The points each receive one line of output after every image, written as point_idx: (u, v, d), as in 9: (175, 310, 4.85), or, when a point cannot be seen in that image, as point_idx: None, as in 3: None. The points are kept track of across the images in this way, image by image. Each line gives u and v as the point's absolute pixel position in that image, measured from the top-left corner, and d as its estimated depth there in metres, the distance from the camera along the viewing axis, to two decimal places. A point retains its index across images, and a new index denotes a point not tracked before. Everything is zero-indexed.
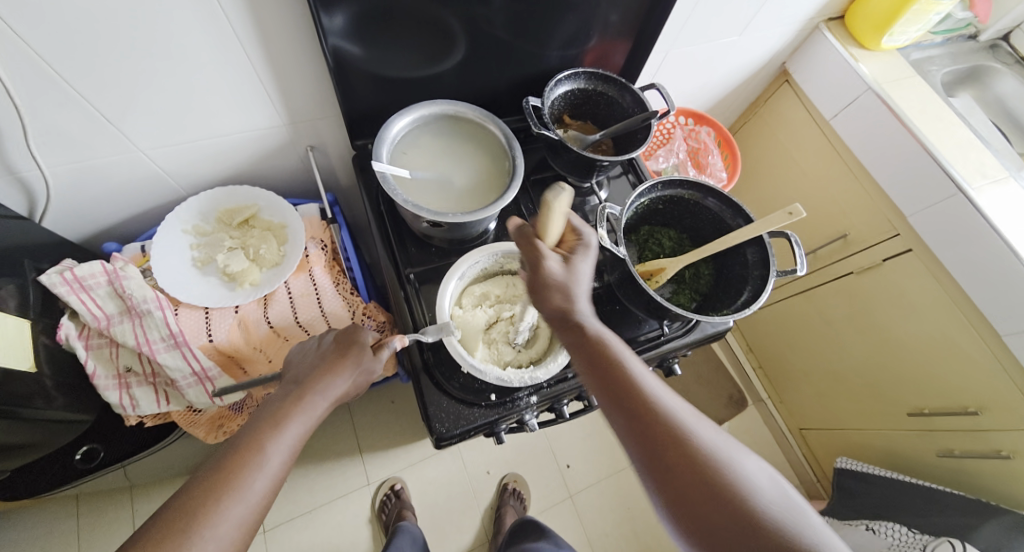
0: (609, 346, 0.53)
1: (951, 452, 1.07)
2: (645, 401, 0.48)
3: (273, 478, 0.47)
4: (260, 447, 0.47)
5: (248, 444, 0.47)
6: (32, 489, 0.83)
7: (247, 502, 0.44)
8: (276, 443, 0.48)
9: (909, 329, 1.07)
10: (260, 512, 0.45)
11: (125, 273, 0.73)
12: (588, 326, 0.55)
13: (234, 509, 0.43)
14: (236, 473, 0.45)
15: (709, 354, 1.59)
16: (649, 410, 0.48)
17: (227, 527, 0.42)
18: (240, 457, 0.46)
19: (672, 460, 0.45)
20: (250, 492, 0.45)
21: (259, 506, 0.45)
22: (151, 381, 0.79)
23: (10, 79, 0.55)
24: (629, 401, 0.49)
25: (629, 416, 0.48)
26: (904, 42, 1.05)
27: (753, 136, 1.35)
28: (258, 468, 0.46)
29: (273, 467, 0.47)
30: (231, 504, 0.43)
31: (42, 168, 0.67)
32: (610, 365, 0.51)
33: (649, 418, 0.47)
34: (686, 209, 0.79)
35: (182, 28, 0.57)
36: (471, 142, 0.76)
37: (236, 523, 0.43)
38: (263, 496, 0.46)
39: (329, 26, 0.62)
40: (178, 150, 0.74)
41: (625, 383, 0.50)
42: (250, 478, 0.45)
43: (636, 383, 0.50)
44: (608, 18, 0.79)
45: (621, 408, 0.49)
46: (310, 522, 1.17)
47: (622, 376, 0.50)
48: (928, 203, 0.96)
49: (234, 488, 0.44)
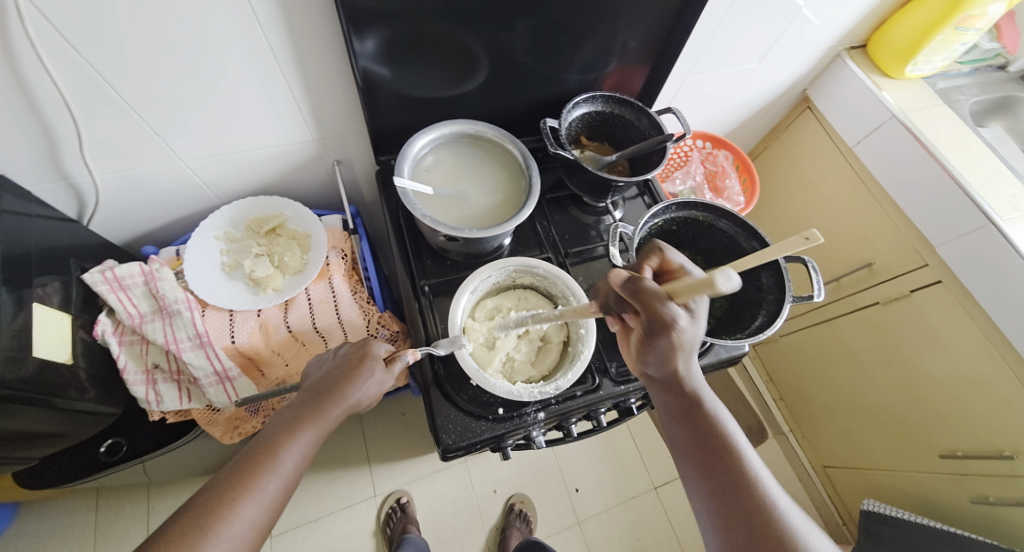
0: (706, 401, 0.55)
1: (986, 499, 1.01)
2: (732, 460, 0.52)
3: (286, 479, 0.49)
4: (273, 451, 0.49)
5: (265, 448, 0.49)
6: (58, 479, 0.87)
7: (260, 503, 0.47)
8: (289, 448, 0.50)
9: (940, 365, 1.02)
10: (273, 512, 0.48)
11: (160, 274, 0.78)
12: (691, 387, 0.54)
13: (249, 510, 0.46)
14: (250, 476, 0.47)
15: (728, 381, 1.55)
16: (736, 470, 0.51)
17: (241, 526, 0.45)
18: (255, 461, 0.48)
19: (746, 520, 0.48)
20: (263, 494, 0.47)
21: (272, 505, 0.48)
22: (176, 378, 0.82)
23: (70, 91, 0.60)
24: (717, 456, 0.52)
25: (714, 469, 0.51)
26: (929, 71, 1.04)
27: (774, 162, 1.35)
28: (271, 470, 0.48)
29: (286, 470, 0.49)
30: (246, 504, 0.46)
31: (92, 174, 0.72)
32: (700, 412, 0.54)
33: (733, 478, 0.50)
34: (701, 231, 0.80)
35: (227, 50, 0.62)
36: (490, 159, 0.79)
37: (249, 523, 0.46)
38: (276, 497, 0.48)
39: (360, 50, 0.66)
40: (216, 162, 0.79)
41: (714, 438, 0.53)
42: (265, 482, 0.48)
43: (729, 441, 0.53)
44: (626, 44, 0.81)
45: (694, 431, 0.54)
46: (316, 531, 1.18)
47: (706, 420, 0.54)
48: (957, 233, 0.93)
49: (248, 489, 0.47)
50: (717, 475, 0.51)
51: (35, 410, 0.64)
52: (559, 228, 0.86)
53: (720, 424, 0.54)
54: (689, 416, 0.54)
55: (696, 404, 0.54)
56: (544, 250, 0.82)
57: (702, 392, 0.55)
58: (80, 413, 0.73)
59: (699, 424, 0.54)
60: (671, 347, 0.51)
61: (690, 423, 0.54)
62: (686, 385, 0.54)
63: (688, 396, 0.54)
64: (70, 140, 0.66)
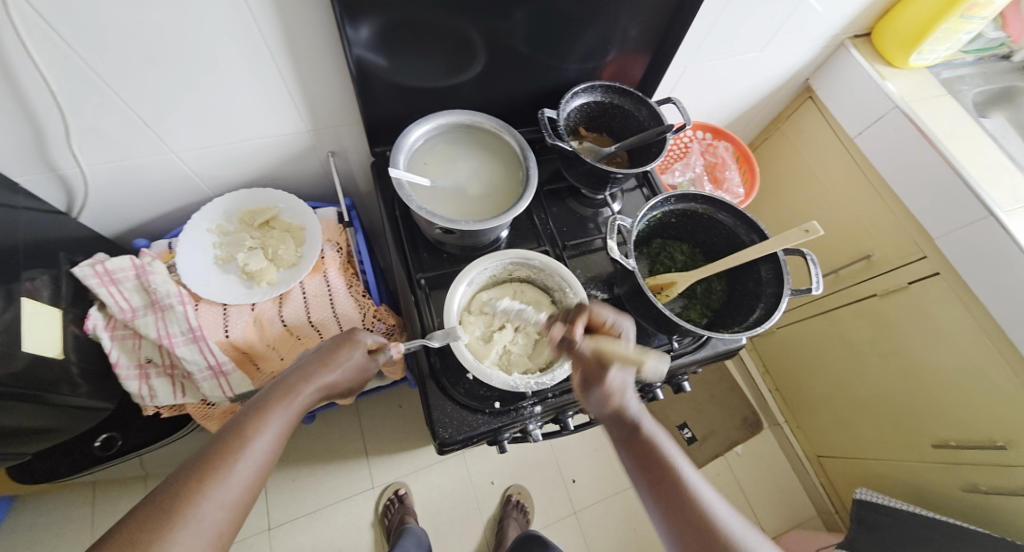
0: (646, 429, 0.54)
1: (977, 487, 1.02)
2: (676, 482, 0.51)
3: (258, 461, 0.48)
4: (243, 431, 0.48)
5: (234, 428, 0.48)
6: (52, 473, 0.87)
7: (231, 484, 0.45)
8: (259, 427, 0.49)
9: (937, 358, 1.03)
10: (245, 495, 0.46)
11: (153, 268, 0.77)
12: (630, 419, 0.54)
13: (219, 491, 0.44)
14: (220, 458, 0.46)
15: (725, 373, 1.55)
16: (682, 495, 0.50)
17: (210, 507, 0.43)
18: (225, 441, 0.47)
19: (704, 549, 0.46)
20: (233, 474, 0.46)
21: (244, 487, 0.46)
22: (169, 373, 0.81)
23: (56, 80, 0.59)
24: (661, 480, 0.51)
25: (663, 495, 0.50)
26: (933, 60, 1.03)
27: (774, 153, 1.34)
28: (241, 453, 0.47)
29: (257, 450, 0.48)
30: (215, 485, 0.44)
31: (81, 166, 0.71)
32: (647, 444, 0.53)
33: (681, 503, 0.49)
34: (700, 223, 0.79)
35: (216, 37, 0.60)
36: (486, 151, 0.78)
37: (219, 504, 0.44)
38: (248, 479, 0.46)
39: (354, 38, 0.64)
40: (208, 153, 0.78)
41: (657, 464, 0.52)
42: (235, 463, 0.46)
43: (671, 465, 0.52)
44: (627, 33, 0.80)
45: (644, 463, 0.53)
46: (314, 522, 1.19)
47: (655, 453, 0.53)
48: (957, 225, 0.93)
49: (217, 469, 0.45)
50: (666, 500, 0.50)
51: (26, 405, 0.64)
52: (557, 221, 0.85)
53: (661, 450, 0.53)
54: (637, 451, 0.53)
55: (636, 434, 0.54)
56: (541, 243, 0.81)
57: (642, 420, 0.54)
58: (72, 408, 0.73)
59: (642, 453, 0.53)
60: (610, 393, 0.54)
61: (633, 451, 0.54)
62: (626, 419, 0.54)
63: (627, 426, 0.55)
64: (57, 131, 0.65)
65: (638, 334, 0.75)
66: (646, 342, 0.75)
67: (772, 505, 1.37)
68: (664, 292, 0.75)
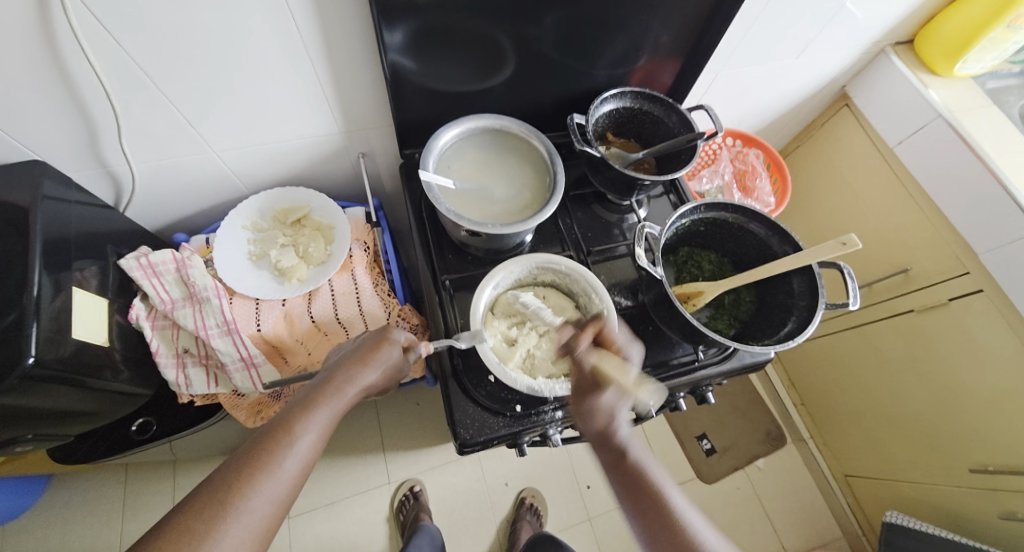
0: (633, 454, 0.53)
1: (1014, 515, 0.97)
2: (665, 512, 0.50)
3: (303, 458, 0.49)
4: (290, 428, 0.50)
5: (282, 425, 0.50)
6: (92, 453, 0.91)
7: (278, 480, 0.47)
8: (305, 425, 0.50)
9: (976, 379, 0.98)
10: (291, 490, 0.48)
11: (191, 262, 0.80)
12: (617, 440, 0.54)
13: (267, 486, 0.46)
14: (268, 452, 0.47)
15: (748, 384, 1.52)
16: (666, 523, 0.49)
17: (259, 502, 0.45)
18: (273, 437, 0.48)
19: None
20: (281, 470, 0.47)
21: (290, 483, 0.47)
22: (204, 363, 0.85)
23: (110, 81, 0.62)
24: (647, 508, 0.50)
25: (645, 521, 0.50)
26: (979, 69, 0.99)
27: (806, 161, 1.30)
28: (288, 448, 0.48)
29: (303, 447, 0.49)
30: (264, 480, 0.46)
31: (129, 163, 0.74)
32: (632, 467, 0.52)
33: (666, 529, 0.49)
34: (730, 232, 0.78)
35: (260, 42, 0.63)
36: (514, 154, 0.78)
37: (268, 499, 0.45)
38: (294, 475, 0.48)
39: (389, 42, 0.66)
40: (246, 153, 0.81)
41: (642, 486, 0.51)
42: (282, 458, 0.47)
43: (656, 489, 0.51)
44: (659, 39, 0.79)
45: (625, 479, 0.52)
46: (332, 514, 1.21)
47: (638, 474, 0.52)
48: (1002, 241, 0.89)
49: (266, 465, 0.46)
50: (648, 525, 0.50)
51: (68, 388, 0.65)
52: (582, 226, 0.85)
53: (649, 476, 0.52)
54: (619, 468, 0.53)
55: (623, 457, 0.53)
56: (566, 248, 0.81)
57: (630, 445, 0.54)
58: (111, 393, 0.75)
59: (627, 478, 0.52)
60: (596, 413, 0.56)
61: (620, 477, 0.53)
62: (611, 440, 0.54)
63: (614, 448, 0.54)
64: (108, 129, 0.68)
65: (662, 343, 0.75)
66: (670, 351, 0.74)
67: (793, 523, 1.33)
68: (690, 301, 0.75)
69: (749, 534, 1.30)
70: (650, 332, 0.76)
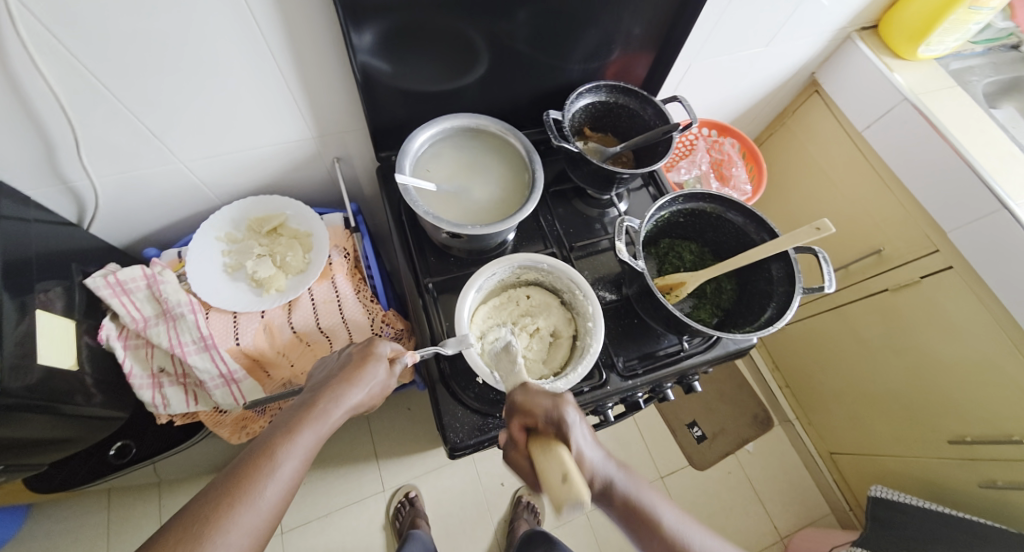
0: (640, 502, 0.54)
1: (994, 483, 1.01)
2: (663, 534, 0.52)
3: (286, 485, 0.48)
4: (271, 454, 0.48)
5: (262, 451, 0.48)
6: (70, 480, 0.88)
7: (259, 509, 0.45)
8: (287, 450, 0.49)
9: (951, 353, 1.01)
10: (272, 520, 0.46)
11: (163, 277, 0.78)
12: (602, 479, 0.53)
13: (246, 516, 0.44)
14: (247, 481, 0.46)
15: (733, 370, 1.54)
16: (654, 530, 0.52)
17: (237, 534, 0.43)
18: (253, 465, 0.47)
19: None
20: (262, 499, 0.45)
21: (271, 512, 0.46)
22: (182, 381, 0.82)
23: (62, 93, 0.59)
24: (638, 526, 0.53)
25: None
26: (941, 52, 1.02)
27: (780, 148, 1.33)
28: (269, 475, 0.47)
29: (285, 475, 0.48)
30: (244, 510, 0.44)
31: (90, 178, 0.71)
32: (623, 501, 0.54)
33: (657, 537, 0.52)
34: (709, 222, 0.78)
35: (222, 48, 0.61)
36: (493, 154, 0.78)
37: (247, 531, 0.44)
38: (275, 504, 0.46)
39: (358, 44, 0.64)
40: (215, 162, 0.78)
41: (658, 538, 0.52)
42: (262, 486, 0.46)
43: (654, 515, 0.53)
44: (630, 32, 0.79)
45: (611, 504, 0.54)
46: (326, 526, 1.19)
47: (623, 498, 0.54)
48: (969, 218, 0.92)
49: (246, 495, 0.45)
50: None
51: (44, 416, 0.64)
52: (563, 222, 0.85)
53: (658, 519, 0.53)
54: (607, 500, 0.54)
55: (632, 510, 0.53)
56: (548, 245, 0.81)
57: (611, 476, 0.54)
58: (87, 418, 0.74)
59: (657, 543, 0.52)
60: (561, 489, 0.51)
61: (611, 505, 0.55)
62: (610, 492, 0.54)
63: (617, 500, 0.54)
64: (66, 144, 0.65)
65: (647, 335, 0.75)
66: (656, 343, 0.75)
67: (784, 503, 1.36)
68: (673, 292, 0.75)
69: (742, 516, 1.32)
70: (636, 324, 0.76)
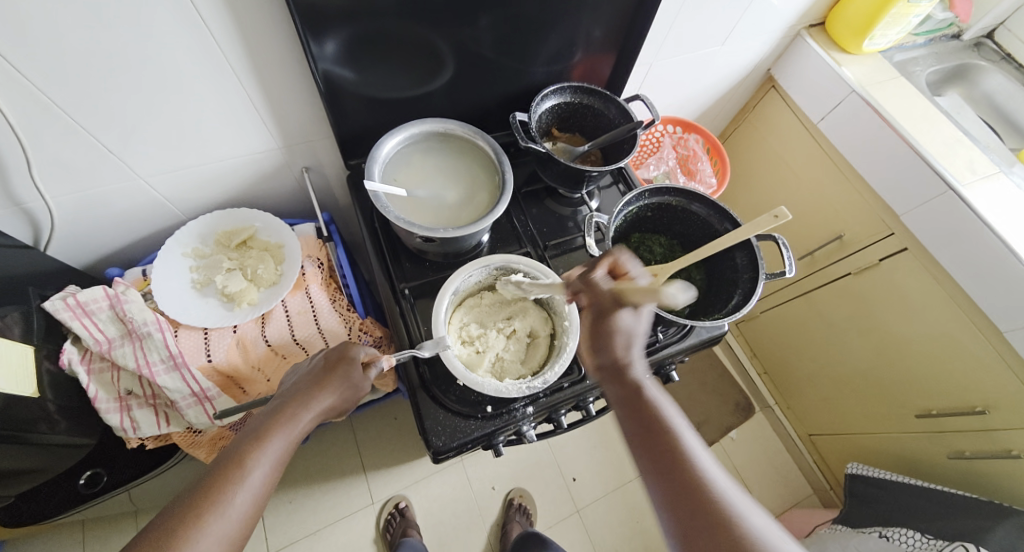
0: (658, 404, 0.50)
1: (962, 453, 1.06)
2: (680, 457, 0.46)
3: (256, 493, 0.47)
4: (241, 462, 0.47)
5: (231, 460, 0.47)
6: (36, 515, 0.84)
7: (229, 518, 0.44)
8: (257, 458, 0.48)
9: (913, 331, 1.06)
10: (243, 528, 0.45)
11: (126, 297, 0.75)
12: (634, 380, 0.52)
13: (216, 525, 0.43)
14: (216, 490, 0.45)
15: (713, 360, 1.57)
16: (674, 452, 0.47)
17: (207, 543, 0.42)
18: (222, 474, 0.46)
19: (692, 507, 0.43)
20: (231, 507, 0.45)
21: (242, 520, 0.45)
22: (151, 403, 0.80)
23: (12, 112, 0.57)
24: (660, 449, 0.47)
25: (666, 478, 0.45)
26: (885, 44, 1.07)
27: (743, 142, 1.37)
28: (239, 483, 0.46)
29: (256, 482, 0.47)
30: (212, 520, 0.43)
31: (46, 199, 0.69)
32: (648, 411, 0.50)
33: (673, 461, 0.46)
34: (675, 215, 0.81)
35: (178, 60, 0.60)
36: (462, 157, 0.78)
37: (216, 539, 0.43)
38: (246, 511, 0.46)
39: (319, 53, 0.64)
40: (177, 177, 0.77)
41: (663, 442, 0.47)
42: (232, 494, 0.45)
43: (676, 438, 0.48)
44: (591, 35, 0.81)
45: (633, 413, 0.50)
46: (315, 543, 1.17)
47: (649, 408, 0.50)
48: (920, 200, 0.97)
49: (215, 504, 0.44)
50: (660, 469, 0.46)
51: (8, 446, 0.64)
52: (537, 222, 0.86)
53: (680, 441, 0.47)
54: (631, 405, 0.51)
55: (650, 416, 0.49)
56: (523, 245, 0.82)
57: (645, 384, 0.52)
58: (54, 447, 0.72)
59: (672, 466, 0.46)
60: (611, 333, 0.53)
61: (631, 414, 0.51)
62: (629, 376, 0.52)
63: (630, 386, 0.52)
64: (18, 164, 0.63)
65: None
66: None
67: (769, 486, 1.39)
68: None
69: None
70: None
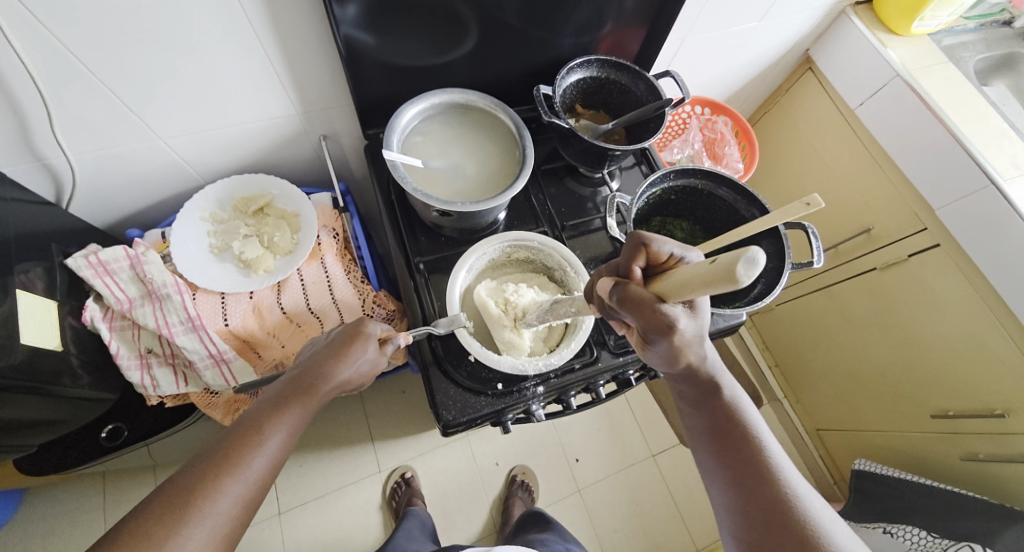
0: (739, 410, 0.50)
1: (976, 456, 1.04)
2: (756, 459, 0.47)
3: (273, 458, 0.47)
4: (259, 428, 0.48)
5: (251, 424, 0.48)
6: (59, 464, 0.87)
7: (245, 481, 0.45)
8: (276, 425, 0.48)
9: (937, 330, 1.03)
10: (258, 492, 0.46)
11: (147, 258, 0.76)
12: (709, 375, 0.49)
13: (234, 487, 0.44)
14: (236, 453, 0.45)
15: (725, 349, 1.56)
16: (752, 452, 0.48)
17: (224, 504, 0.43)
18: (241, 439, 0.46)
19: (773, 511, 0.44)
20: (248, 471, 0.45)
21: (258, 484, 0.46)
22: (170, 362, 0.81)
23: (33, 63, 0.56)
24: (736, 450, 0.48)
25: (744, 480, 0.46)
26: (935, 26, 1.01)
27: (773, 126, 1.32)
28: (258, 448, 0.46)
29: (272, 448, 0.48)
30: (231, 481, 0.44)
31: (68, 155, 0.69)
32: (729, 413, 0.50)
33: (751, 461, 0.47)
34: (700, 199, 0.78)
35: (198, 19, 0.58)
36: (482, 131, 0.76)
37: (233, 501, 0.43)
38: (263, 475, 0.46)
39: (341, 15, 0.62)
40: (196, 140, 0.76)
41: (744, 442, 0.48)
42: (249, 458, 0.46)
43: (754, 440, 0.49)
44: (622, 5, 0.77)
45: (707, 410, 0.51)
46: (323, 506, 1.20)
47: (729, 412, 0.50)
48: (958, 195, 0.92)
49: (233, 466, 0.44)
50: (739, 467, 0.47)
51: (34, 397, 0.65)
52: (555, 201, 0.84)
53: (759, 444, 0.48)
54: (706, 403, 0.51)
55: (727, 411, 0.50)
56: (540, 224, 0.81)
57: (719, 378, 0.50)
58: (78, 400, 0.74)
59: (749, 469, 0.47)
60: (674, 348, 0.43)
61: (708, 410, 0.51)
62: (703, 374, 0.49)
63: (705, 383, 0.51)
64: (40, 119, 0.63)
65: None
66: None
67: None
68: None
69: None
70: None
